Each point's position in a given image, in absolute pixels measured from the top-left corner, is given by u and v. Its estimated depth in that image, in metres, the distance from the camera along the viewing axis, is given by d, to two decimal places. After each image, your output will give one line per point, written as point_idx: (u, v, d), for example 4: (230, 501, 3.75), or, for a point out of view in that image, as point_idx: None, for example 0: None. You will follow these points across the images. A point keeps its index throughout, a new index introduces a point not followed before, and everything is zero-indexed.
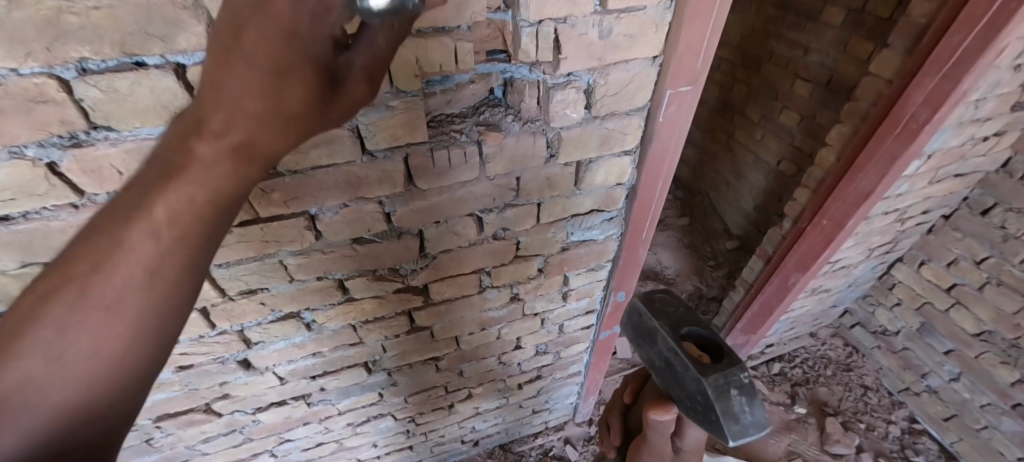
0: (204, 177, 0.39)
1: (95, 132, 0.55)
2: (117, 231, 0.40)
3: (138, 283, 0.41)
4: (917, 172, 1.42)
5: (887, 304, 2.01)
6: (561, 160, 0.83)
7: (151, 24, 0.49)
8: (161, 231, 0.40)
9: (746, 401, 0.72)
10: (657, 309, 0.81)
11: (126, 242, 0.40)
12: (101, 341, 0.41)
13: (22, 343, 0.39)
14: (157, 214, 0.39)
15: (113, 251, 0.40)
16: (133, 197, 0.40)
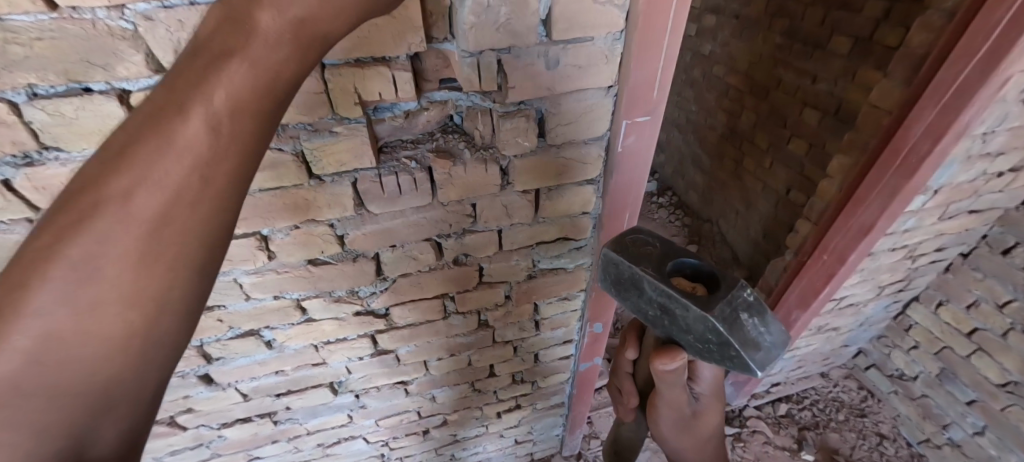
0: (212, 110, 0.35)
1: (46, 153, 0.58)
2: (106, 184, 0.35)
3: (133, 251, 0.35)
4: (924, 208, 1.34)
5: (903, 346, 1.88)
6: (518, 187, 0.82)
7: (91, 53, 0.52)
8: (155, 186, 0.35)
9: (757, 320, 0.64)
10: (634, 252, 0.69)
11: (121, 199, 0.35)
12: (83, 329, 0.35)
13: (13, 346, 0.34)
14: (148, 162, 0.35)
15: (102, 209, 0.35)
16: (125, 142, 0.35)
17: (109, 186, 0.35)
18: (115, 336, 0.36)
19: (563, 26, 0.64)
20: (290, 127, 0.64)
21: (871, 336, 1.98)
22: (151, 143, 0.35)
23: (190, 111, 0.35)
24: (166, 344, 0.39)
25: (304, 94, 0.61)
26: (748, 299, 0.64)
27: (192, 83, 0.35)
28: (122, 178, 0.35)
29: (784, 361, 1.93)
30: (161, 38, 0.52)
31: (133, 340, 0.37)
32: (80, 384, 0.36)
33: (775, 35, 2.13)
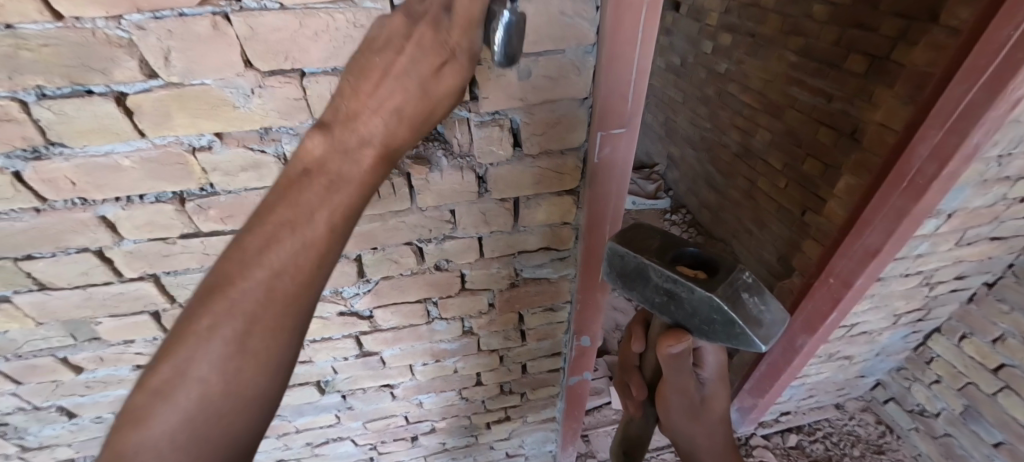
0: (352, 190, 0.47)
1: (52, 148, 0.64)
2: (266, 252, 0.44)
3: (286, 310, 0.45)
4: (937, 232, 1.28)
5: (925, 380, 1.78)
6: (496, 196, 0.84)
7: (91, 58, 0.57)
8: (305, 252, 0.45)
9: (760, 302, 0.64)
10: (636, 240, 0.68)
11: (278, 266, 0.44)
12: (240, 373, 0.44)
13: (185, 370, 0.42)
14: (303, 235, 0.45)
15: (260, 251, 0.45)
16: (277, 215, 0.45)
17: (265, 253, 0.44)
18: (265, 379, 0.45)
19: (533, 38, 0.67)
20: (273, 130, 0.68)
21: (889, 367, 1.88)
22: (306, 218, 0.45)
23: (335, 187, 0.47)
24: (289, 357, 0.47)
25: (284, 100, 0.65)
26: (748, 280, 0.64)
27: (331, 160, 0.47)
28: (282, 246, 0.45)
29: (794, 389, 1.85)
30: (152, 46, 0.57)
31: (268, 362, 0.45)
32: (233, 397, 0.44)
33: (790, 53, 2.15)
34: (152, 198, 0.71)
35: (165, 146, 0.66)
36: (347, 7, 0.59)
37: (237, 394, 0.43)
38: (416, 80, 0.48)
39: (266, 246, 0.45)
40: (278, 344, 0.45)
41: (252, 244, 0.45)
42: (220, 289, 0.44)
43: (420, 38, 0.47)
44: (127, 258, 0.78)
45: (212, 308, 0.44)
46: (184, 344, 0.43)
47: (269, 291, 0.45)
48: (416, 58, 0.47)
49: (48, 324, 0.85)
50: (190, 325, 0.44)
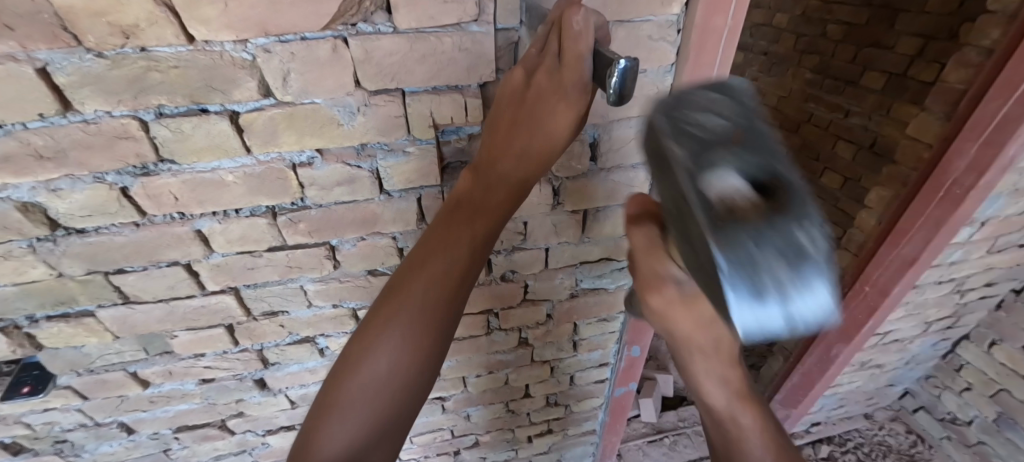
0: (486, 226, 0.64)
1: (161, 165, 0.67)
2: (428, 267, 0.62)
3: (434, 309, 0.62)
4: (970, 240, 1.35)
5: (955, 387, 1.89)
6: (567, 208, 0.87)
7: (215, 79, 0.60)
8: (451, 270, 0.63)
9: (704, 172, 0.40)
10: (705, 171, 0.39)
11: (436, 278, 0.62)
12: (407, 354, 0.61)
13: (369, 351, 0.61)
14: (449, 258, 0.63)
15: (427, 265, 0.62)
16: (438, 241, 0.63)
17: (429, 266, 0.62)
18: (421, 359, 0.62)
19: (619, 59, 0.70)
20: (369, 146, 0.71)
21: (918, 376, 1.99)
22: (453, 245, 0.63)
23: (474, 224, 0.63)
24: (439, 345, 0.64)
25: (386, 118, 0.68)
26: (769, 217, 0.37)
27: (476, 202, 0.63)
28: (438, 263, 0.62)
29: (826, 399, 1.91)
30: (274, 68, 0.60)
31: (429, 348, 0.63)
32: (402, 372, 0.61)
33: (805, 70, 2.24)
34: (247, 212, 0.74)
35: (268, 162, 0.69)
36: (455, 30, 0.63)
37: (403, 366, 0.61)
38: (543, 126, 0.57)
39: (427, 261, 0.62)
40: (429, 334, 0.62)
41: (421, 261, 0.63)
42: (399, 290, 0.63)
43: (545, 86, 0.55)
44: (213, 271, 0.79)
45: (394, 303, 0.62)
46: (377, 326, 0.62)
47: (422, 294, 0.62)
48: (539, 105, 0.56)
49: (124, 338, 0.86)
50: (379, 312, 0.63)
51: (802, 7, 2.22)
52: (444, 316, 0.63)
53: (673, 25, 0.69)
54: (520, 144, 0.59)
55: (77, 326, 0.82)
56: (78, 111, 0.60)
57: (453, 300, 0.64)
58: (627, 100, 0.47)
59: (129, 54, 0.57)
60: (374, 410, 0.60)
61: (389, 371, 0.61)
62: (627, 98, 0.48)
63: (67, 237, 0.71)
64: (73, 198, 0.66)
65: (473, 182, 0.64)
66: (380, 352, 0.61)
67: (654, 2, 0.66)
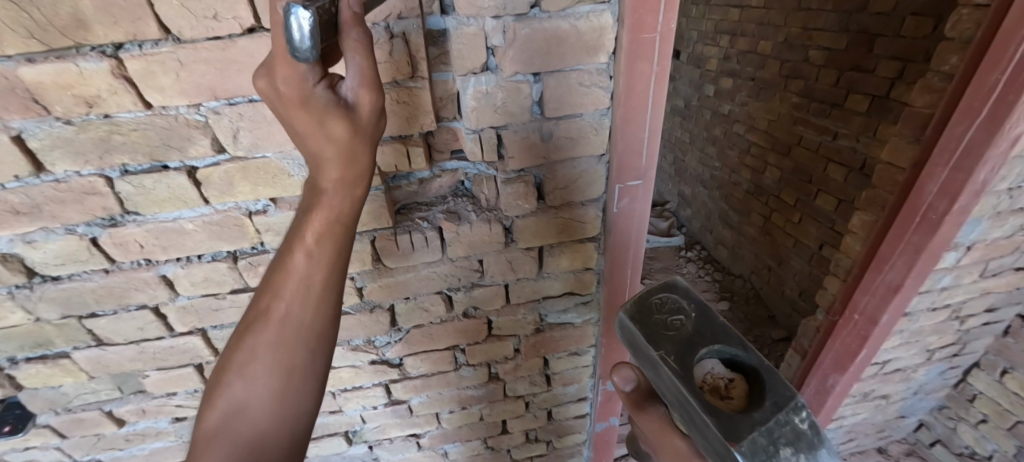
0: (321, 219, 0.54)
1: (128, 216, 0.72)
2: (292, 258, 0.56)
3: (295, 330, 0.57)
4: (959, 264, 1.32)
5: (971, 419, 1.78)
6: (522, 245, 0.89)
7: (172, 139, 0.66)
8: (321, 313, 0.57)
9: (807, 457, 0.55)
10: (658, 325, 0.65)
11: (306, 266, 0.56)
12: (273, 386, 0.56)
13: (254, 342, 0.57)
14: (296, 274, 0.56)
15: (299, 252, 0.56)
16: (339, 251, 0.57)
17: (274, 284, 0.57)
18: (293, 371, 0.57)
19: (554, 105, 0.74)
20: None
21: (931, 406, 1.90)
22: (295, 264, 0.56)
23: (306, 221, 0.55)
24: (309, 335, 0.58)
25: None
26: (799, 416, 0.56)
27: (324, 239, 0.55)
28: (278, 284, 0.57)
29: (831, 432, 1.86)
30: (224, 127, 0.66)
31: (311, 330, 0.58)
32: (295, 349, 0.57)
33: (791, 95, 2.26)
34: (209, 257, 0.79)
35: (226, 211, 0.74)
36: (392, 87, 0.68)
37: (300, 391, 0.58)
38: (299, 132, 0.49)
39: (292, 252, 0.56)
40: (299, 374, 0.57)
41: (273, 288, 0.57)
42: (253, 320, 0.58)
43: (311, 116, 0.47)
44: (180, 313, 0.84)
45: (275, 281, 0.57)
46: (238, 350, 0.58)
47: (306, 312, 0.57)
48: (282, 118, 0.49)
49: (99, 378, 0.90)
50: (262, 301, 0.58)
51: (784, 35, 2.27)
52: (279, 362, 0.57)
53: (604, 72, 0.73)
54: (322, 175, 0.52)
55: (54, 366, 0.86)
56: (50, 171, 0.66)
57: (301, 343, 0.57)
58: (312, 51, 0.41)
59: (94, 121, 0.63)
60: (260, 420, 0.56)
61: (243, 406, 0.56)
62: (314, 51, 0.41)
63: (43, 284, 0.76)
64: (47, 248, 0.72)
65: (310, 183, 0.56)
66: (272, 317, 0.57)
67: (580, 52, 0.70)
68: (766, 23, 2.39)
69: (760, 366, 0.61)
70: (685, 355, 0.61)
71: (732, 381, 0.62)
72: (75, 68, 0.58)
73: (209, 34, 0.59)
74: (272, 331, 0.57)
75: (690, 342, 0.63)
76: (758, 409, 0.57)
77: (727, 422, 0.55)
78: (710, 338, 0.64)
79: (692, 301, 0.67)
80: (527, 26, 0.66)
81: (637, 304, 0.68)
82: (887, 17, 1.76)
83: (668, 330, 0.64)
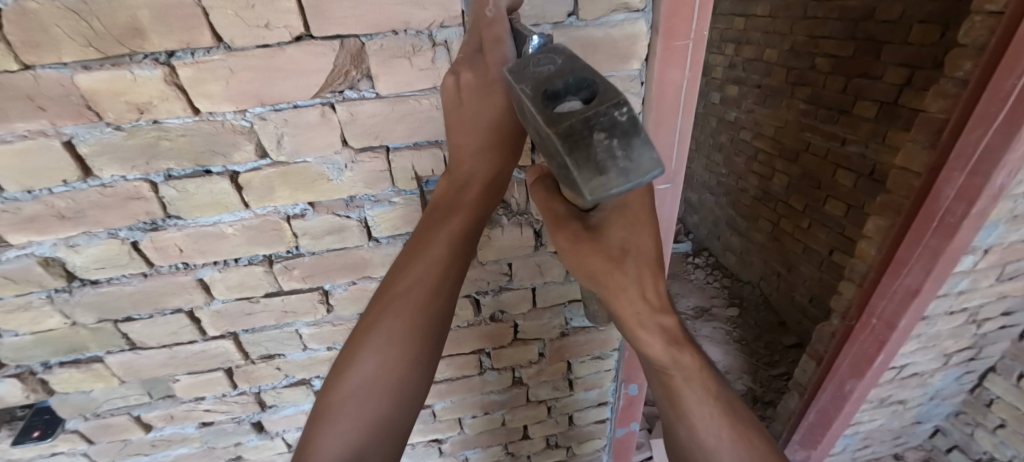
0: (463, 219, 0.64)
1: (168, 220, 0.73)
2: (432, 246, 0.64)
3: (423, 317, 0.64)
4: (976, 268, 1.32)
5: (988, 425, 1.78)
6: (550, 248, 0.90)
7: (216, 144, 0.67)
8: (446, 299, 0.66)
9: None
10: None
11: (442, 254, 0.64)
12: (397, 368, 0.63)
13: (383, 324, 0.63)
14: (430, 266, 0.64)
15: (437, 240, 0.64)
16: (467, 249, 0.66)
17: (409, 271, 0.64)
18: (420, 349, 0.64)
19: None
20: (357, 198, 0.77)
21: (947, 412, 1.89)
22: (434, 253, 0.64)
23: (451, 219, 0.64)
24: (435, 321, 0.65)
25: (372, 172, 0.74)
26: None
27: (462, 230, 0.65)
28: (411, 275, 0.64)
29: (847, 438, 1.85)
30: (268, 133, 0.67)
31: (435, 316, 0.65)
32: (421, 331, 0.64)
33: (799, 102, 2.29)
34: (245, 261, 0.79)
35: (264, 215, 0.75)
36: (433, 92, 0.69)
37: (417, 375, 0.64)
38: (483, 119, 0.57)
39: (432, 242, 0.64)
40: (424, 354, 0.65)
41: (410, 271, 0.64)
42: (383, 304, 0.64)
43: (497, 106, 0.55)
44: (213, 317, 0.84)
45: (411, 267, 0.64)
46: (365, 333, 0.64)
47: (435, 305, 0.64)
48: (470, 99, 0.56)
49: (129, 382, 0.90)
50: (393, 285, 0.65)
51: (790, 43, 2.30)
52: (407, 341, 0.63)
53: (636, 78, 0.74)
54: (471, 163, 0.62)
55: (86, 371, 0.87)
56: (97, 177, 0.67)
57: (426, 326, 0.64)
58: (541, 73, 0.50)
59: (142, 127, 0.64)
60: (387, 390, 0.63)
61: (369, 384, 0.62)
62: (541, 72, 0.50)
63: (81, 288, 0.77)
64: (88, 253, 0.73)
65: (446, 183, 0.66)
66: (405, 300, 0.64)
67: (614, 58, 0.71)
68: (772, 31, 2.42)
69: None
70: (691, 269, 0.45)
71: None
72: (129, 76, 0.60)
73: (259, 42, 0.60)
74: (404, 319, 0.63)
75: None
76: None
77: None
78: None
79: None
80: (564, 34, 0.68)
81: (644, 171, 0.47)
82: (894, 25, 1.79)
83: (675, 216, 0.46)
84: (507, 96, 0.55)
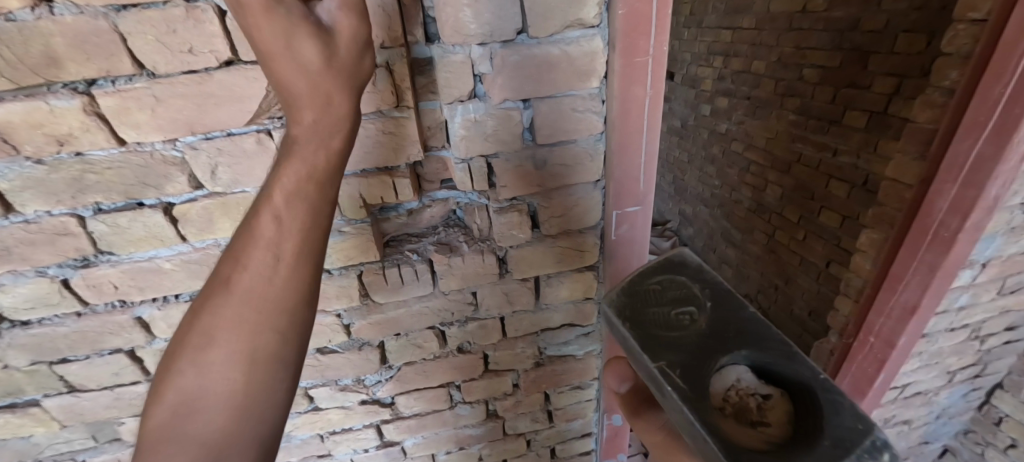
0: (310, 162, 0.48)
1: (101, 256, 0.69)
2: (258, 227, 0.47)
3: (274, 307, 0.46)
4: (975, 282, 1.27)
5: (999, 445, 1.69)
6: (518, 276, 0.85)
7: (148, 176, 0.63)
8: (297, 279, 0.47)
9: None
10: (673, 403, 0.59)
11: (267, 237, 0.47)
12: (224, 388, 0.44)
13: (208, 331, 0.46)
14: (239, 305, 0.46)
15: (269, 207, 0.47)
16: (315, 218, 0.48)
17: (244, 260, 0.47)
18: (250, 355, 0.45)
19: (547, 131, 0.71)
20: None
21: (955, 430, 1.81)
22: (262, 227, 0.47)
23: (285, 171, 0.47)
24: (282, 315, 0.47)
25: None
26: (871, 446, 0.49)
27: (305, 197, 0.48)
28: (244, 262, 0.47)
29: None
30: (202, 163, 0.63)
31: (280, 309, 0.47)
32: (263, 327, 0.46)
33: (788, 113, 2.26)
34: (187, 297, 0.75)
35: (205, 248, 0.71)
36: (377, 117, 0.65)
37: (234, 395, 0.45)
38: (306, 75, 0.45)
39: (258, 215, 0.47)
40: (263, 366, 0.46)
41: (234, 258, 0.47)
42: (210, 298, 0.47)
43: (280, 38, 0.42)
44: (157, 357, 0.79)
45: (240, 246, 0.47)
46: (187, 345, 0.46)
47: (252, 335, 0.46)
48: (287, 19, 0.42)
49: (72, 426, 0.85)
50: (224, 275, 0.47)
51: (777, 55, 2.28)
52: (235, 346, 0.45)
53: (597, 96, 0.70)
54: (337, 101, 0.47)
55: (23, 416, 0.81)
56: (19, 212, 0.62)
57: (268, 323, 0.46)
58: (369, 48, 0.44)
59: (65, 160, 0.60)
60: (208, 426, 0.43)
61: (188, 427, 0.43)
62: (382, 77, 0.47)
63: (11, 330, 0.72)
64: (16, 292, 0.68)
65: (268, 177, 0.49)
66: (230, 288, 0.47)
67: (571, 77, 0.67)
68: (758, 43, 2.41)
69: (809, 381, 0.56)
70: (693, 365, 0.59)
71: (766, 400, 0.58)
72: (45, 106, 0.56)
73: (186, 68, 0.57)
74: (217, 379, 0.45)
75: (692, 347, 0.60)
76: (815, 447, 0.51)
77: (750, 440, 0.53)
78: (728, 338, 0.61)
79: (704, 291, 0.65)
80: (515, 53, 0.64)
81: (630, 297, 0.66)
82: (879, 35, 1.76)
83: (670, 330, 0.62)
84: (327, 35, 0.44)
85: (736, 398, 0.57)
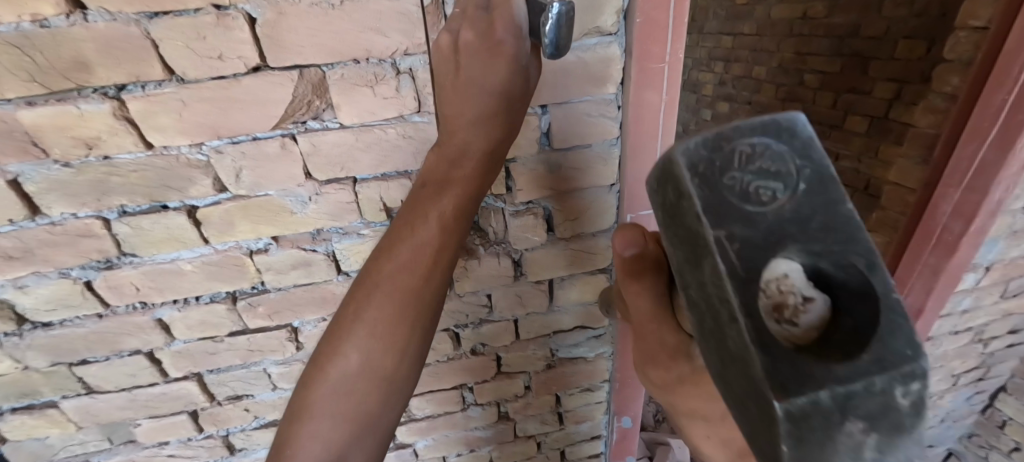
0: (456, 197, 0.60)
1: (124, 258, 0.69)
2: (418, 231, 0.61)
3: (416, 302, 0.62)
4: (978, 286, 1.28)
5: (1002, 448, 1.70)
6: (532, 278, 0.86)
7: (172, 179, 0.64)
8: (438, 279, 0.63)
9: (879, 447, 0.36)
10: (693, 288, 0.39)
11: (425, 241, 0.61)
12: (382, 359, 0.62)
13: (365, 313, 0.61)
14: (394, 294, 0.61)
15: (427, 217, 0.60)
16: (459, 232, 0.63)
17: (399, 254, 0.61)
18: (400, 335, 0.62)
19: (562, 136, 0.72)
20: (324, 230, 0.73)
21: (959, 434, 1.82)
22: (427, 235, 0.61)
23: (444, 197, 0.61)
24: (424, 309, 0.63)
25: (338, 204, 0.71)
26: (908, 374, 0.34)
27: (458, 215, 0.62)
28: (402, 253, 0.61)
29: None
30: (227, 166, 0.64)
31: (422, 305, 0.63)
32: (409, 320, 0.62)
33: None
34: (207, 298, 0.75)
35: (226, 250, 0.71)
36: (398, 121, 0.66)
37: (386, 363, 0.62)
38: (483, 90, 0.54)
39: (421, 223, 0.61)
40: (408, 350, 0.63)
41: (391, 255, 0.61)
42: (371, 281, 0.61)
43: (471, 55, 0.53)
44: (175, 358, 0.80)
45: (399, 245, 0.61)
46: (350, 320, 0.61)
47: (402, 321, 0.62)
48: (486, 48, 0.52)
49: (87, 428, 0.85)
50: (383, 267, 0.61)
51: (778, 61, 2.31)
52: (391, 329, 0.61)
53: (612, 102, 0.72)
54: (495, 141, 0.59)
55: (40, 417, 0.82)
56: (46, 214, 0.63)
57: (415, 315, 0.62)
58: (563, 50, 0.49)
59: (92, 163, 0.61)
60: (367, 381, 0.61)
61: (354, 375, 0.61)
62: (563, 49, 0.50)
63: (33, 331, 0.73)
64: (38, 294, 0.69)
65: (417, 193, 0.62)
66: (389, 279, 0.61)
67: (588, 83, 0.69)
68: (759, 49, 2.44)
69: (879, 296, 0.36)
70: (756, 251, 0.36)
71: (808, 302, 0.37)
72: (75, 110, 0.57)
73: (214, 74, 0.58)
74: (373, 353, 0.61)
75: (768, 233, 0.36)
76: (852, 367, 0.34)
77: (786, 363, 0.34)
78: (813, 226, 0.36)
79: (804, 162, 0.36)
80: None
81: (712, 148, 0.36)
82: (880, 42, 1.79)
83: (742, 203, 0.36)
84: (512, 60, 0.53)
85: (773, 295, 0.36)
